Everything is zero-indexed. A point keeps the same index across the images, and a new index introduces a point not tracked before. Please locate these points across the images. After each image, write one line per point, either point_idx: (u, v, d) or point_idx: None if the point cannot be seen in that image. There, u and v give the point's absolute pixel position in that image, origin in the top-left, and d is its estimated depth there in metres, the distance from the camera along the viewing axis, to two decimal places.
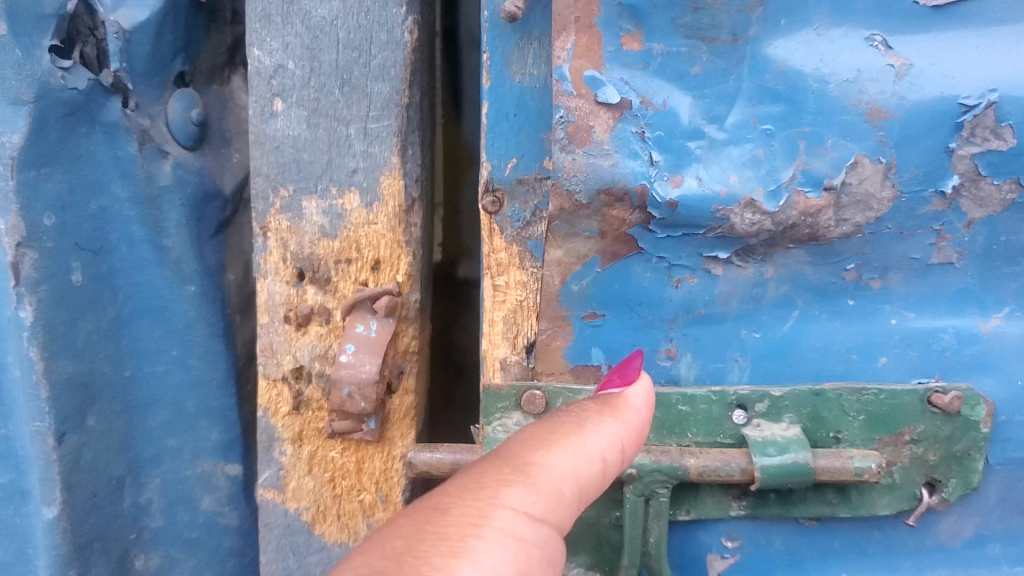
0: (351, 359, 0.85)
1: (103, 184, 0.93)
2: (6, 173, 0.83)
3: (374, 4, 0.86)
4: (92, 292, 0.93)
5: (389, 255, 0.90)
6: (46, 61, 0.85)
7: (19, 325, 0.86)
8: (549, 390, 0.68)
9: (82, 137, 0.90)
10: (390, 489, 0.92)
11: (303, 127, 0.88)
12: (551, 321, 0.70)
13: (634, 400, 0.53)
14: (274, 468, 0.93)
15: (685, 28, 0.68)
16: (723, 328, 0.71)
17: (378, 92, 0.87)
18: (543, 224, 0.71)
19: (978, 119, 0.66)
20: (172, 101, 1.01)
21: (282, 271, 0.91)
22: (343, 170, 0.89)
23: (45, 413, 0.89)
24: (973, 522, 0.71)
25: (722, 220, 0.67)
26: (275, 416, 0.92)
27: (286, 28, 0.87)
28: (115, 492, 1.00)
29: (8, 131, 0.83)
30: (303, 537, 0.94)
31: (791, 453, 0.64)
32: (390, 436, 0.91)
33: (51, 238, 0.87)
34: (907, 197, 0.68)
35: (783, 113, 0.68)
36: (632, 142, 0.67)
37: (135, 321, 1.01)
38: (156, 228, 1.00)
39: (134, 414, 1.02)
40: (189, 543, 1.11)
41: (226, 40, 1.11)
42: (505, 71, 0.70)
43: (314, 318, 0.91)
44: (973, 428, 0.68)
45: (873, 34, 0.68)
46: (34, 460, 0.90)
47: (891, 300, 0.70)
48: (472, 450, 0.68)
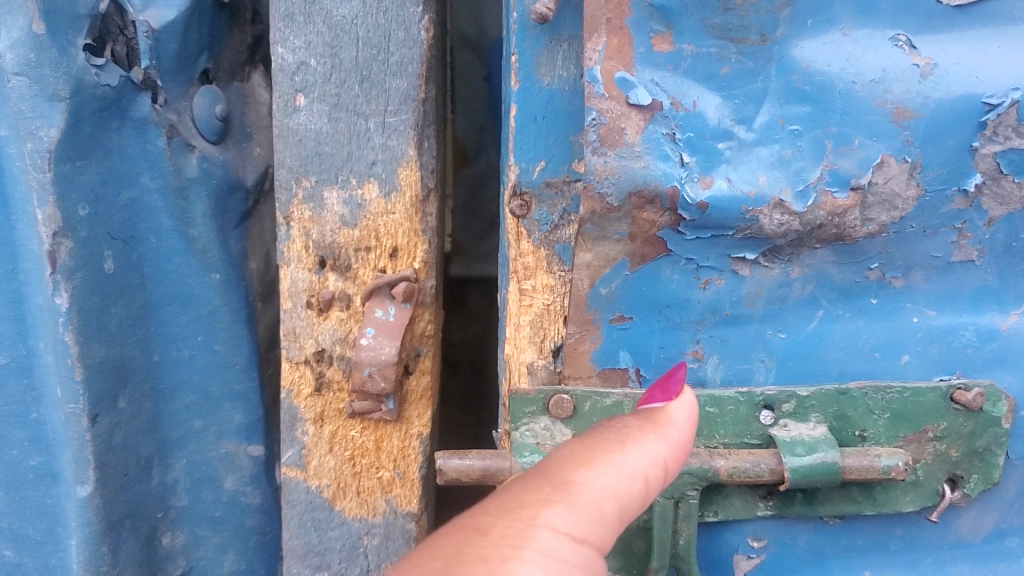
0: (372, 342, 0.88)
1: (134, 176, 0.95)
2: (44, 165, 0.85)
3: (392, 4, 0.87)
4: (124, 280, 0.96)
5: (406, 243, 0.92)
6: (80, 59, 0.86)
7: (55, 312, 0.89)
8: (577, 394, 0.70)
9: (113, 131, 0.92)
10: (408, 466, 0.96)
11: (325, 121, 0.89)
12: (579, 325, 0.71)
13: (678, 417, 0.54)
14: (297, 447, 0.96)
15: (715, 29, 0.68)
16: (749, 328, 0.72)
17: (396, 88, 0.88)
18: (572, 228, 0.71)
19: (1001, 118, 0.67)
20: (197, 96, 1.02)
21: (304, 259, 0.92)
22: (362, 162, 0.90)
23: (79, 396, 0.93)
24: (992, 517, 0.72)
25: (752, 221, 0.68)
26: (298, 398, 0.95)
27: (309, 27, 0.88)
28: (143, 472, 1.03)
29: (45, 126, 0.85)
30: (324, 513, 0.97)
31: (820, 453, 0.65)
32: (408, 415, 0.95)
33: (85, 228, 0.90)
34: (931, 195, 0.69)
35: (810, 114, 0.68)
36: (663, 144, 0.66)
37: (163, 307, 1.02)
38: (183, 218, 1.01)
39: (161, 398, 1.05)
40: (213, 521, 1.14)
41: (247, 36, 1.11)
42: (534, 74, 0.69)
43: (335, 303, 0.92)
44: (995, 424, 0.69)
45: (897, 34, 0.68)
46: (70, 441, 0.95)
47: (913, 298, 0.71)
48: (501, 455, 0.67)
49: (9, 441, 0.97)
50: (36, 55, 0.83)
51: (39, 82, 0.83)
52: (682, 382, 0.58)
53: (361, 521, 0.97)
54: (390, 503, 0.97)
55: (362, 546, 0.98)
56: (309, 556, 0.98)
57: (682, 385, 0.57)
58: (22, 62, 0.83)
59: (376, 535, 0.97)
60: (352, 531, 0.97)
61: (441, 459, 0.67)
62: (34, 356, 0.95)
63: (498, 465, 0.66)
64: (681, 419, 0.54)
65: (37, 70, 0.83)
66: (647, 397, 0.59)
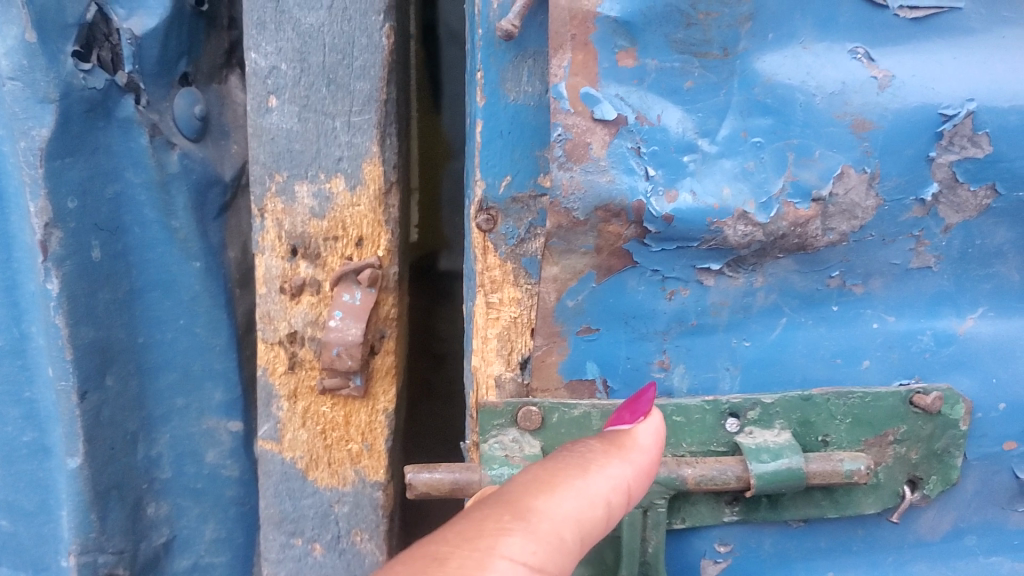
0: (339, 324, 0.88)
1: (118, 171, 0.96)
2: (35, 162, 0.86)
3: (356, 11, 0.87)
4: (109, 267, 0.97)
5: (371, 233, 0.92)
6: (69, 65, 0.87)
7: (46, 296, 0.91)
8: (545, 406, 0.71)
9: (99, 131, 0.93)
10: (375, 439, 0.97)
11: (295, 121, 0.89)
12: (546, 338, 0.72)
13: (643, 440, 0.56)
14: (272, 421, 0.97)
15: (679, 44, 0.67)
16: (714, 337, 0.73)
17: (360, 90, 0.88)
18: (538, 241, 0.72)
19: (957, 128, 0.69)
20: (178, 98, 1.02)
21: (277, 248, 0.93)
22: (330, 158, 0.90)
23: (70, 373, 0.94)
24: (951, 516, 0.76)
25: (717, 232, 0.69)
26: (274, 375, 0.96)
27: (279, 34, 0.88)
28: (128, 446, 1.04)
29: (37, 126, 0.86)
30: (298, 483, 0.99)
31: (784, 459, 0.67)
32: (374, 392, 0.96)
33: (74, 219, 0.91)
34: (890, 205, 0.70)
35: (771, 127, 0.69)
36: (628, 158, 0.67)
37: (146, 293, 1.03)
38: (166, 209, 1.02)
39: (146, 375, 1.05)
40: (195, 492, 1.14)
41: (224, 43, 1.10)
42: (500, 90, 0.68)
43: (306, 288, 0.92)
44: (953, 426, 0.73)
45: (856, 47, 0.69)
46: (61, 416, 0.96)
47: (872, 305, 0.73)
48: (472, 468, 0.67)
49: (5, 418, 1.00)
50: (28, 63, 0.84)
51: (32, 85, 0.85)
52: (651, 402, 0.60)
53: (331, 491, 0.98)
54: (359, 472, 0.98)
55: (333, 513, 0.99)
56: (284, 523, 1.00)
57: (650, 404, 0.59)
58: (16, 68, 0.84)
59: (347, 503, 0.99)
60: (324, 500, 0.99)
61: (410, 474, 0.67)
62: (28, 339, 0.97)
63: (468, 478, 0.66)
64: (646, 442, 0.56)
65: (30, 75, 0.84)
66: (615, 418, 0.61)
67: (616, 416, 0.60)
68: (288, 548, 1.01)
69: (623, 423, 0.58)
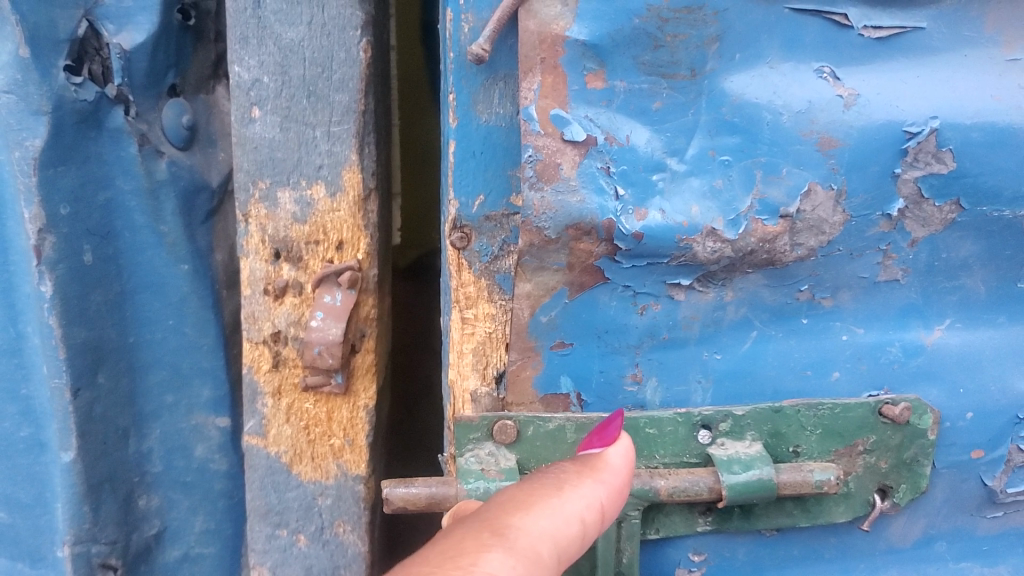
0: (321, 324, 0.89)
1: (109, 179, 0.97)
2: (30, 171, 0.88)
3: (334, 27, 0.88)
4: (101, 270, 0.98)
5: (351, 237, 0.94)
6: (61, 78, 0.89)
7: (40, 298, 0.92)
8: (521, 420, 0.70)
9: (91, 141, 0.94)
10: (357, 434, 0.98)
11: (277, 131, 0.90)
12: (521, 352, 0.73)
13: (614, 461, 0.56)
14: (257, 417, 0.98)
15: (646, 66, 0.68)
16: (685, 351, 0.74)
17: (339, 101, 0.90)
18: (511, 258, 0.72)
19: (921, 145, 0.70)
20: (165, 107, 1.03)
21: (261, 251, 0.94)
22: (310, 166, 0.92)
23: (63, 370, 0.95)
24: (921, 523, 0.78)
25: (686, 249, 0.69)
26: (257, 373, 0.97)
27: (261, 49, 0.88)
28: (120, 440, 1.05)
29: (30, 138, 0.88)
30: (283, 476, 1.00)
31: (755, 469, 0.68)
32: (355, 389, 0.97)
33: (66, 225, 0.92)
34: (856, 220, 0.72)
35: (739, 145, 0.70)
36: (598, 178, 0.67)
37: (137, 295, 1.04)
38: (155, 215, 1.03)
39: (137, 374, 1.07)
40: (185, 486, 1.15)
41: (211, 56, 1.10)
42: (471, 112, 0.68)
43: (289, 289, 0.94)
44: (921, 436, 0.74)
45: (822, 66, 0.71)
46: (54, 413, 0.97)
47: (841, 317, 0.75)
48: (448, 481, 0.66)
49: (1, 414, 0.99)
50: (22, 76, 0.86)
51: (25, 99, 0.86)
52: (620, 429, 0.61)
53: (315, 483, 0.99)
54: (341, 466, 0.99)
55: (317, 505, 1.00)
56: (269, 514, 1.01)
57: (619, 429, 0.59)
58: (10, 82, 0.86)
59: (330, 495, 1.00)
60: (308, 493, 1.00)
61: (387, 489, 0.66)
62: (25, 338, 0.96)
63: (444, 492, 0.66)
64: (616, 462, 0.56)
65: (23, 88, 0.86)
66: (587, 446, 0.61)
67: (585, 444, 0.61)
68: (273, 539, 1.02)
69: (592, 448, 0.59)
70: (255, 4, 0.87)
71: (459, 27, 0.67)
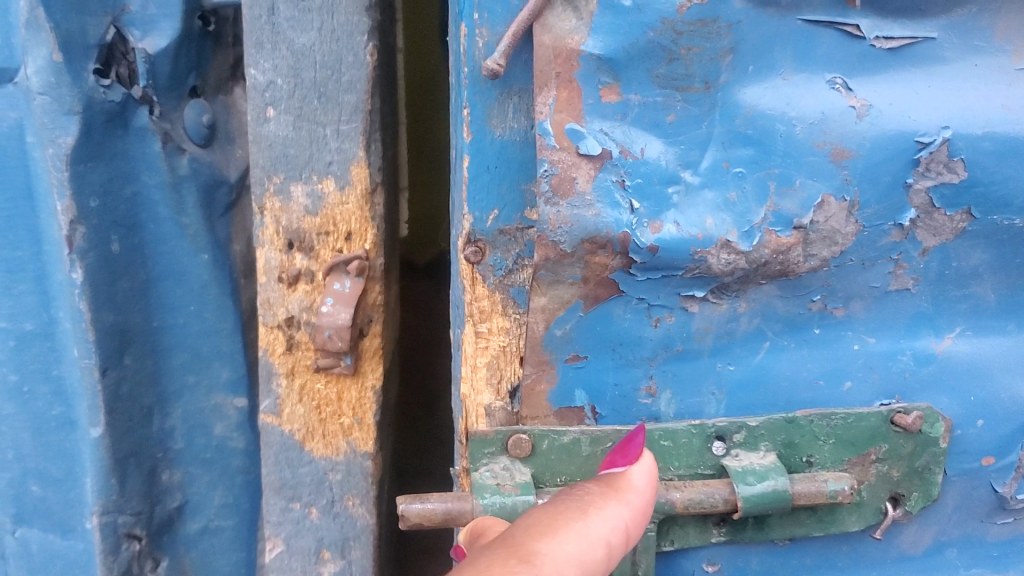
0: (331, 309, 0.94)
1: (135, 174, 1.00)
2: (63, 166, 0.92)
3: (342, 30, 0.92)
4: (127, 259, 1.01)
5: (359, 229, 0.98)
6: (90, 81, 0.92)
7: (72, 285, 0.96)
8: (535, 433, 0.69)
9: (118, 139, 0.97)
10: (365, 414, 1.03)
11: (290, 130, 0.94)
12: (536, 366, 0.72)
13: (638, 481, 0.57)
14: (272, 397, 1.02)
15: (660, 79, 0.68)
16: (699, 362, 0.74)
17: (348, 101, 0.93)
18: (526, 272, 0.72)
19: (933, 155, 0.70)
20: (187, 109, 1.04)
21: (275, 241, 0.98)
22: (321, 162, 0.95)
23: (93, 351, 0.99)
24: (932, 530, 0.78)
25: (700, 261, 0.69)
26: (273, 356, 1.01)
27: (275, 53, 0.92)
28: (144, 419, 1.08)
29: (63, 135, 0.91)
30: (296, 453, 1.03)
31: (770, 480, 0.68)
32: (364, 370, 1.02)
33: (95, 217, 0.96)
34: (869, 230, 0.72)
35: (752, 157, 0.70)
36: (613, 192, 0.67)
37: (160, 283, 1.06)
38: (177, 208, 1.05)
39: (161, 356, 1.09)
40: (204, 461, 1.18)
41: (230, 59, 1.10)
42: (485, 127, 0.68)
43: (302, 277, 0.98)
44: (933, 444, 0.74)
45: (834, 77, 0.71)
46: (83, 391, 1.01)
47: (853, 326, 0.75)
48: (463, 497, 0.65)
49: (34, 394, 1.03)
50: (55, 80, 0.89)
51: (58, 100, 0.90)
52: (642, 447, 0.62)
53: (326, 460, 1.03)
54: (351, 444, 1.03)
55: (328, 480, 1.04)
56: (283, 489, 1.05)
57: (642, 447, 0.61)
58: (44, 84, 0.89)
59: (340, 471, 1.04)
60: (319, 468, 1.04)
61: (402, 505, 0.64)
62: (56, 323, 1.00)
63: (460, 507, 0.64)
64: (640, 482, 0.57)
65: (56, 90, 0.90)
66: (609, 464, 0.62)
67: (608, 461, 0.62)
68: (287, 511, 1.05)
69: (616, 467, 0.60)
70: (269, 10, 0.91)
71: (474, 42, 0.66)
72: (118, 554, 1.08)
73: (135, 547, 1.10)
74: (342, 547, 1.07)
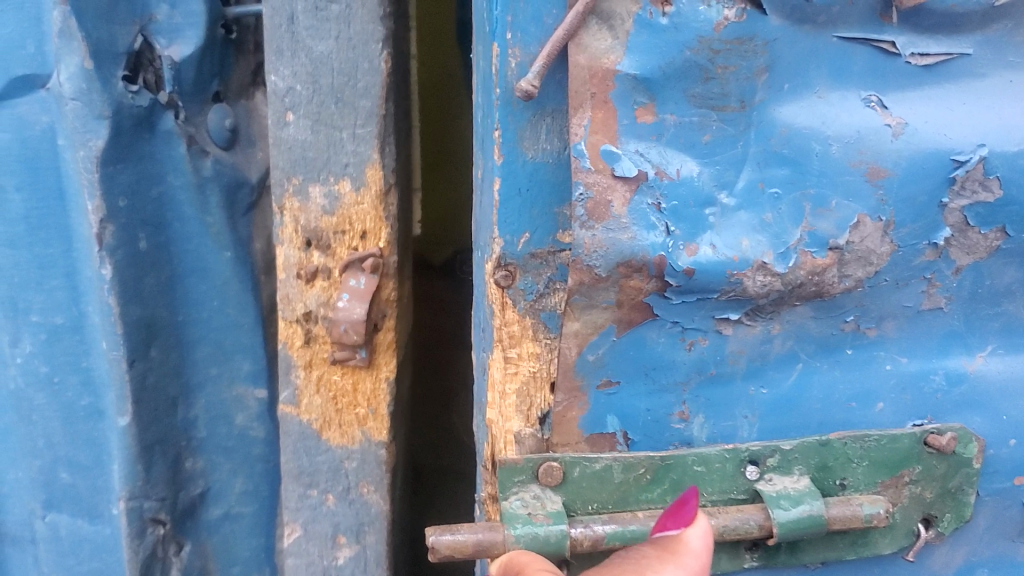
0: (347, 304, 1.01)
1: (162, 175, 1.07)
2: (93, 167, 0.98)
3: (358, 39, 0.97)
4: (154, 256, 1.08)
5: (374, 228, 1.04)
6: (119, 86, 0.98)
7: (101, 281, 1.02)
8: (566, 461, 0.68)
9: (145, 142, 1.04)
10: (379, 404, 1.10)
11: (309, 134, 1.00)
12: (567, 393, 0.71)
13: (695, 544, 0.57)
14: (291, 388, 1.09)
15: (696, 98, 0.67)
16: (732, 386, 0.73)
17: (364, 106, 0.99)
18: (558, 296, 0.71)
19: (969, 173, 0.69)
20: (210, 112, 1.13)
21: (294, 240, 1.03)
22: (338, 164, 1.01)
23: (120, 343, 1.05)
24: (964, 551, 0.78)
25: (736, 284, 0.68)
26: (292, 348, 1.07)
27: (295, 60, 0.97)
28: (170, 408, 1.15)
29: (93, 138, 0.97)
30: (313, 441, 1.10)
31: (805, 505, 0.68)
32: (378, 362, 1.09)
33: (124, 215, 1.02)
34: (903, 250, 0.71)
35: (788, 177, 0.69)
36: (649, 214, 0.66)
37: (185, 279, 1.13)
38: (202, 208, 1.13)
39: (185, 349, 1.16)
40: (226, 449, 1.25)
41: (251, 65, 1.19)
42: (517, 149, 0.67)
43: (319, 274, 1.04)
44: (966, 465, 0.74)
45: (870, 94, 0.69)
46: (112, 381, 1.08)
47: (885, 347, 0.74)
48: (494, 528, 0.64)
49: (64, 384, 1.11)
50: (86, 85, 0.95)
51: (89, 104, 0.96)
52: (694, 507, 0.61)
53: (342, 448, 1.11)
54: (365, 433, 1.11)
55: (344, 468, 1.11)
56: (301, 476, 1.12)
57: (695, 510, 0.59)
58: (76, 90, 0.95)
59: (355, 459, 1.11)
60: (335, 456, 1.11)
61: (432, 536, 0.64)
62: (86, 317, 1.07)
63: (492, 538, 0.64)
64: (696, 543, 0.57)
65: (87, 95, 0.96)
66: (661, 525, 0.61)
67: (660, 526, 0.61)
68: (305, 498, 1.12)
69: (670, 531, 0.59)
70: (288, 19, 0.96)
71: (507, 62, 0.65)
72: (144, 539, 1.15)
73: (160, 532, 1.17)
74: (357, 532, 1.14)
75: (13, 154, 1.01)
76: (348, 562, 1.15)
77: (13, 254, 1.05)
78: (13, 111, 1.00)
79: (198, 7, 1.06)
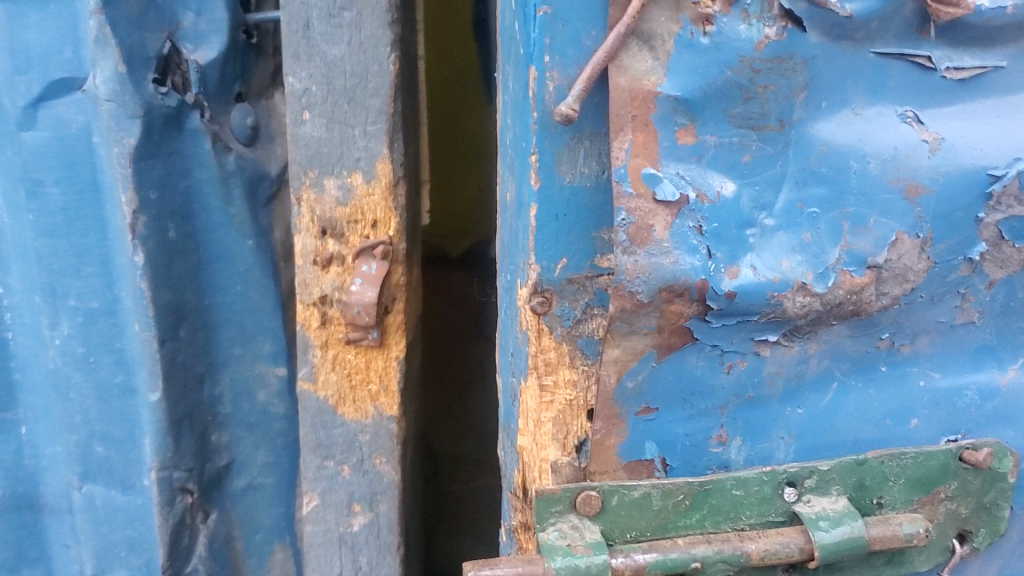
0: (359, 288, 1.01)
1: (188, 169, 1.07)
2: (126, 163, 0.99)
3: (368, 42, 0.95)
4: (182, 243, 1.08)
5: (384, 218, 1.02)
6: (149, 88, 0.98)
7: (133, 267, 1.03)
8: (605, 489, 0.68)
9: (174, 139, 1.04)
10: (391, 380, 1.10)
11: (323, 130, 0.98)
12: (606, 420, 0.71)
13: None
14: (308, 365, 1.08)
15: (736, 119, 0.65)
16: (769, 408, 0.74)
17: (374, 104, 0.97)
18: (595, 321, 0.71)
19: (1006, 187, 0.68)
20: (234, 111, 1.11)
21: (311, 228, 1.02)
22: (350, 158, 1.00)
23: (151, 325, 1.06)
24: (996, 563, 0.78)
25: (776, 305, 0.68)
26: (308, 329, 1.06)
27: (310, 63, 0.96)
28: (197, 385, 1.16)
29: (126, 136, 0.98)
30: (329, 415, 1.10)
31: (845, 526, 0.67)
32: (389, 342, 1.08)
33: (155, 207, 1.03)
34: (940, 266, 0.70)
35: (827, 196, 0.67)
36: (690, 237, 0.65)
37: (210, 267, 1.13)
38: (225, 200, 1.12)
39: (211, 330, 1.16)
40: (250, 424, 1.25)
41: (270, 68, 1.16)
42: (555, 173, 0.66)
43: (335, 260, 1.03)
44: (1001, 479, 0.74)
45: (906, 110, 0.68)
46: (142, 360, 1.08)
47: (919, 363, 0.74)
48: (535, 560, 0.64)
49: (99, 364, 1.11)
50: (121, 88, 0.96)
51: (123, 105, 0.97)
52: None
53: (356, 422, 1.10)
54: (378, 407, 1.10)
55: (358, 441, 1.11)
56: (319, 448, 1.12)
57: None
58: (111, 91, 0.96)
59: (368, 432, 1.11)
60: (350, 430, 1.11)
61: (472, 571, 0.64)
62: (119, 301, 1.07)
63: (532, 571, 0.64)
64: None
65: (121, 96, 0.96)
66: None
67: None
68: (322, 468, 1.12)
69: None
70: (303, 25, 0.94)
71: (544, 86, 0.63)
72: (173, 506, 1.17)
73: (188, 500, 1.19)
74: (371, 501, 1.14)
75: (53, 150, 1.01)
76: (362, 529, 1.16)
77: (51, 242, 1.05)
78: (52, 111, 0.99)
79: (223, 14, 1.04)
